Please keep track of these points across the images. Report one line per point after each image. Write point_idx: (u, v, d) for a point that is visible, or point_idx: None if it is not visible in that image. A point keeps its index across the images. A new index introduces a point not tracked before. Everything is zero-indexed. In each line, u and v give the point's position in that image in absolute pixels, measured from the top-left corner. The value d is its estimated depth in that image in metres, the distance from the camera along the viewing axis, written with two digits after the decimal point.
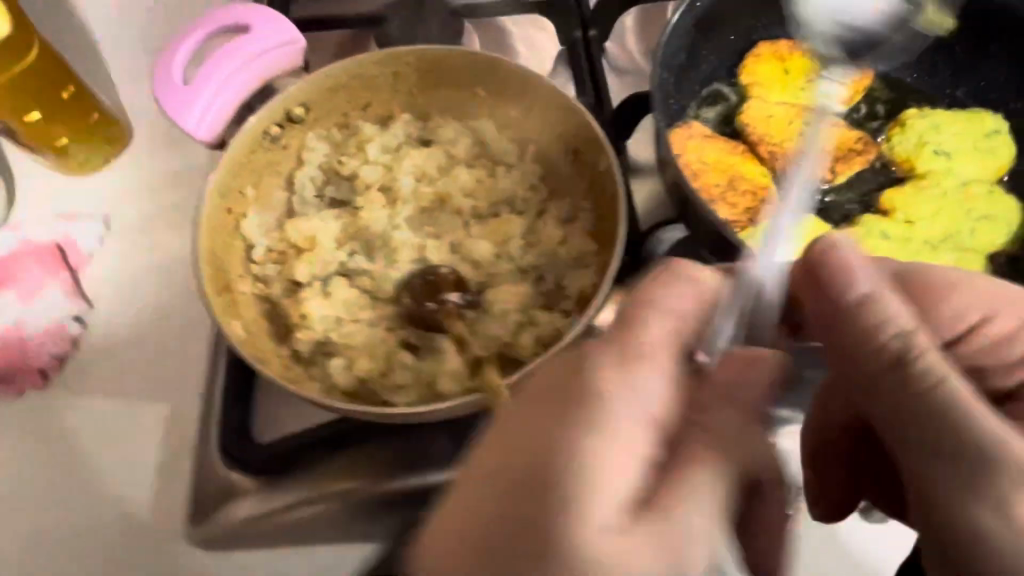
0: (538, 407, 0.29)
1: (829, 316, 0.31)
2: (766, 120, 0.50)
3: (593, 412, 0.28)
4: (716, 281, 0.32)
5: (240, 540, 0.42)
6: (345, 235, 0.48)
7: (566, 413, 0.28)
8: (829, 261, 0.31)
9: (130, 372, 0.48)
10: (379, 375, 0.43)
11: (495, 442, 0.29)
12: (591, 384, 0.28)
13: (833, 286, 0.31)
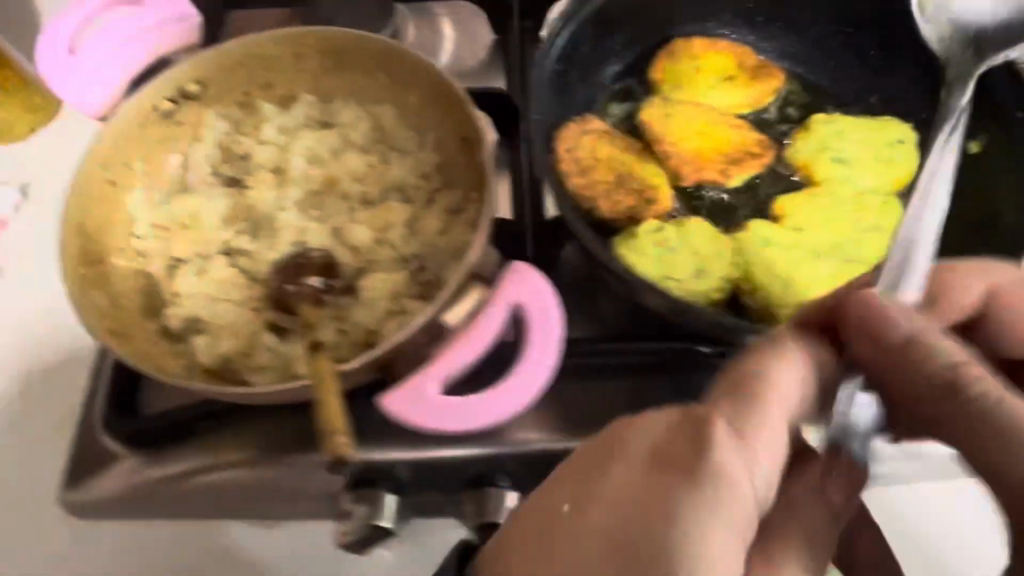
0: (580, 462, 0.33)
1: (777, 425, 0.32)
2: (667, 118, 0.49)
3: (705, 483, 0.31)
4: (804, 378, 0.33)
5: (111, 507, 0.45)
6: (231, 214, 0.48)
7: (647, 473, 0.31)
8: (754, 365, 0.33)
9: (26, 337, 0.50)
10: (241, 355, 0.43)
11: (586, 502, 0.32)
12: (704, 458, 0.31)
13: (787, 384, 0.33)
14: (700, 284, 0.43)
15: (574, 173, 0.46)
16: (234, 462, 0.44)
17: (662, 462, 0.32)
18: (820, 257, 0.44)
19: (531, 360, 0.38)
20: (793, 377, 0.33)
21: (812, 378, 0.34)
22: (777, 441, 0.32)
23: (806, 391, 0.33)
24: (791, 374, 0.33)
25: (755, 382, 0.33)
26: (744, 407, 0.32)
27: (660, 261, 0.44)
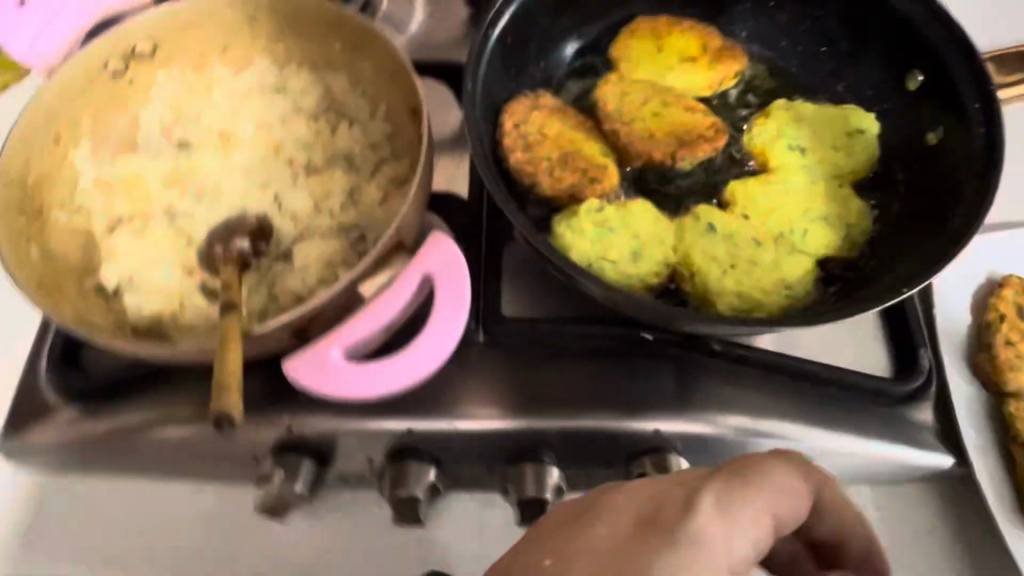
0: (563, 512, 0.35)
1: (760, 515, 0.33)
2: (620, 96, 0.48)
3: (680, 548, 0.32)
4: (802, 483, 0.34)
5: (51, 455, 0.47)
6: (175, 176, 0.48)
7: (623, 534, 0.33)
8: (756, 458, 0.34)
9: None
10: (171, 315, 0.43)
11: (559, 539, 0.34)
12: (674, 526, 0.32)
13: (781, 480, 0.33)
14: (635, 267, 0.42)
15: (516, 148, 0.45)
16: (163, 418, 0.44)
17: (647, 526, 0.33)
18: (762, 246, 0.43)
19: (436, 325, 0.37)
20: (787, 476, 0.34)
21: (806, 487, 0.34)
22: (759, 532, 0.33)
23: (797, 494, 0.34)
24: (787, 472, 0.34)
25: (753, 471, 0.33)
26: (736, 488, 0.33)
27: (596, 242, 0.43)
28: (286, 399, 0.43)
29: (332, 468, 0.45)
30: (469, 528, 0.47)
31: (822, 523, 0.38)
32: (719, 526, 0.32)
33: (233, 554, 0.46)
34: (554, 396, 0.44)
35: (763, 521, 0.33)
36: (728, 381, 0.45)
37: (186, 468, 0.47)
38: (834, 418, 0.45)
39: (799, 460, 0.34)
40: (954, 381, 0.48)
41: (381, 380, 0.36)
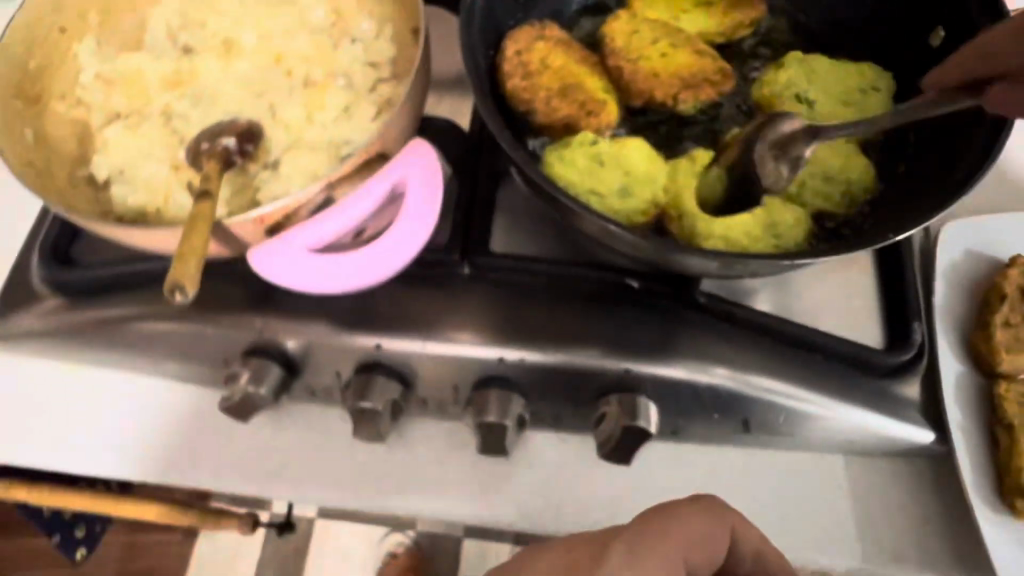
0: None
1: (673, 561, 0.34)
2: (628, 35, 0.47)
3: None
4: (704, 523, 0.36)
5: (36, 340, 0.48)
6: (175, 78, 0.48)
7: None
8: (663, 507, 0.36)
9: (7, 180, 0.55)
10: (154, 210, 0.43)
11: None
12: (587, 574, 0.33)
13: (688, 526, 0.35)
14: (623, 202, 0.41)
15: (515, 75, 0.44)
16: (144, 312, 0.45)
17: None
18: None
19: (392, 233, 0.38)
20: (693, 521, 0.35)
21: (715, 529, 0.36)
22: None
23: (707, 538, 0.35)
24: (694, 518, 0.35)
25: (662, 520, 0.35)
26: (647, 536, 0.34)
27: (586, 174, 0.41)
28: (263, 302, 0.44)
29: (300, 377, 0.45)
30: (436, 457, 0.47)
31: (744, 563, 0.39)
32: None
33: (202, 454, 0.48)
34: (531, 329, 0.43)
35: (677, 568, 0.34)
36: (710, 334, 0.43)
37: (165, 368, 0.48)
38: (821, 381, 0.43)
39: (706, 504, 0.36)
40: (945, 359, 0.45)
41: (329, 278, 0.38)
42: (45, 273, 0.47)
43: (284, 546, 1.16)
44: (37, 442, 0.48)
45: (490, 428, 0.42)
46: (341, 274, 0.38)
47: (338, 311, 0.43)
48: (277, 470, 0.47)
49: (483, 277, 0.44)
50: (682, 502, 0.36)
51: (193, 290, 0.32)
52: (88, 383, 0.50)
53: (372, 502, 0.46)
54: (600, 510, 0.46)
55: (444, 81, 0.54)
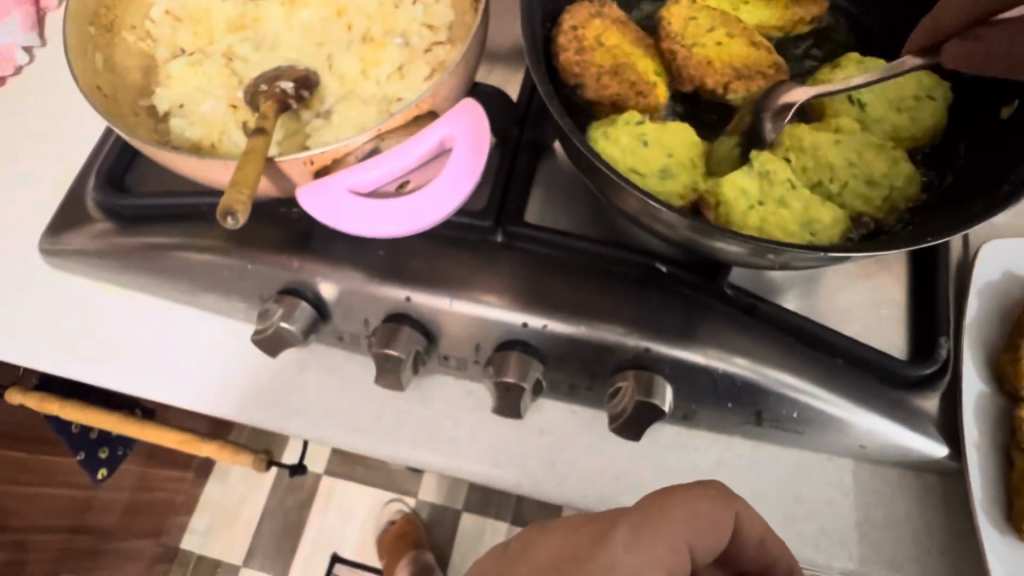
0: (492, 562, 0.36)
1: (676, 542, 0.34)
2: (687, 21, 0.46)
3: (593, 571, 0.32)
4: (707, 509, 0.35)
5: (85, 258, 0.50)
6: (239, 22, 0.49)
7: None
8: (670, 488, 0.36)
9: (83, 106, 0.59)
10: (209, 144, 0.44)
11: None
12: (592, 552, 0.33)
13: (691, 508, 0.35)
14: (662, 184, 0.41)
15: (569, 49, 0.45)
16: (189, 242, 0.47)
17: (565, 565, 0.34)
18: (796, 189, 0.41)
19: (433, 189, 0.38)
20: (697, 504, 0.35)
21: (716, 516, 0.36)
22: (677, 560, 0.33)
23: (713, 521, 0.35)
24: (700, 501, 0.35)
25: (666, 500, 0.35)
26: (649, 520, 0.34)
27: (629, 152, 0.41)
28: (302, 244, 0.45)
29: (330, 321, 0.47)
30: (450, 414, 0.49)
31: (745, 548, 0.38)
32: (634, 552, 0.33)
33: (228, 384, 0.50)
34: (557, 298, 0.43)
35: (679, 550, 0.34)
36: (733, 324, 0.43)
37: (204, 299, 0.50)
38: (842, 383, 0.42)
39: (713, 488, 0.36)
40: (969, 377, 0.45)
41: (367, 225, 0.38)
42: (99, 197, 0.50)
43: (290, 496, 1.19)
44: (75, 355, 0.51)
45: (507, 388, 0.43)
46: (379, 224, 0.38)
47: (372, 260, 0.45)
48: (297, 407, 0.49)
49: (515, 245, 0.45)
50: (683, 488, 0.36)
51: (244, 217, 0.34)
52: (128, 308, 0.52)
53: (386, 449, 0.48)
54: (604, 483, 0.47)
55: (498, 51, 0.55)
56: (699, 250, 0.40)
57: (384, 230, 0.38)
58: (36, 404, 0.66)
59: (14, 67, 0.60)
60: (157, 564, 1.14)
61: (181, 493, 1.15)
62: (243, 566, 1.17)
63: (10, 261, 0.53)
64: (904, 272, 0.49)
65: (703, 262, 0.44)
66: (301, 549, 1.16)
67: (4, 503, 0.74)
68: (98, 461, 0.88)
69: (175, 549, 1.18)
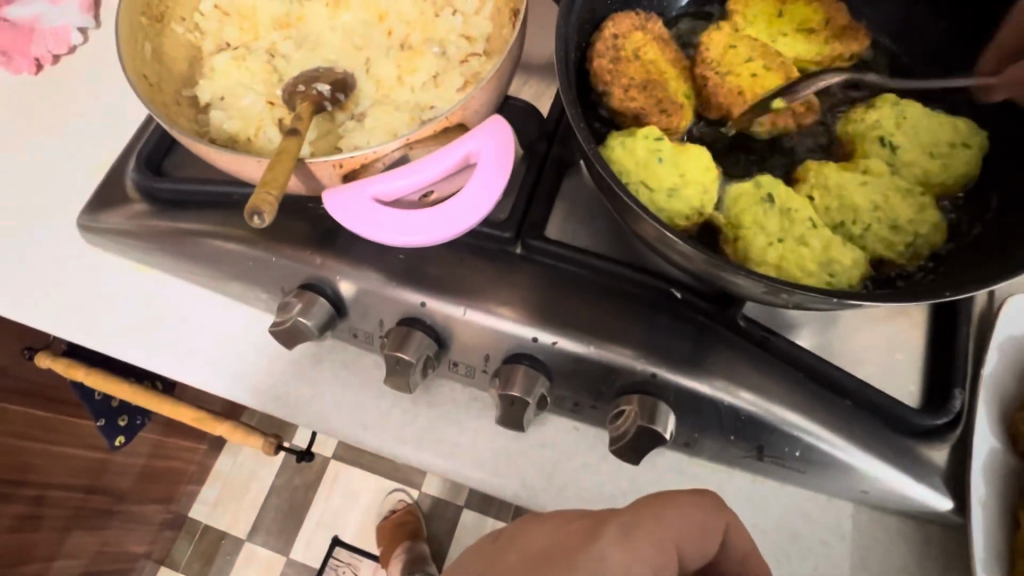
0: (481, 557, 0.38)
1: (667, 542, 0.35)
2: (726, 49, 0.46)
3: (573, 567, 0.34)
4: (700, 515, 0.36)
5: (120, 234, 0.52)
6: (284, 20, 0.51)
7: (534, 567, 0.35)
8: (663, 495, 0.37)
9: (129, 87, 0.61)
10: (245, 139, 0.46)
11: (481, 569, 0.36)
12: (582, 550, 0.34)
13: (682, 514, 0.36)
14: (668, 204, 0.41)
15: (605, 56, 0.45)
16: (220, 230, 0.48)
17: (553, 553, 0.35)
18: (817, 228, 0.41)
19: (458, 202, 0.39)
20: (690, 511, 0.36)
21: (706, 524, 0.37)
22: (667, 560, 0.34)
23: (701, 531, 0.36)
24: (691, 508, 0.36)
25: (658, 506, 0.36)
26: (639, 521, 0.35)
27: (642, 167, 0.41)
28: (326, 242, 0.46)
29: (346, 318, 0.48)
30: (456, 417, 0.50)
31: (727, 560, 0.39)
32: (625, 547, 0.34)
33: (246, 372, 0.52)
34: (569, 315, 0.44)
35: (670, 552, 0.35)
36: (742, 357, 0.43)
37: (229, 285, 0.52)
38: (849, 426, 0.42)
39: (703, 498, 0.37)
40: (982, 432, 0.44)
41: (392, 233, 0.39)
42: (138, 178, 0.52)
43: (298, 477, 1.22)
44: (102, 329, 0.53)
45: (512, 402, 0.44)
46: (405, 234, 0.39)
47: (392, 264, 0.46)
48: (310, 399, 0.51)
49: (533, 258, 0.46)
50: (678, 493, 0.37)
51: (270, 217, 0.35)
52: (156, 288, 0.54)
53: (389, 447, 0.49)
54: (602, 503, 0.47)
55: (533, 65, 0.55)
56: (715, 283, 0.40)
57: (409, 239, 0.39)
58: (64, 370, 0.71)
59: (69, 47, 0.63)
60: (165, 529, 1.18)
61: (193, 463, 1.18)
62: (247, 540, 1.20)
63: (50, 232, 0.56)
64: (925, 320, 0.49)
65: (718, 292, 0.44)
66: (305, 528, 1.19)
67: (26, 460, 0.77)
68: (117, 428, 0.90)
69: (183, 517, 1.21)
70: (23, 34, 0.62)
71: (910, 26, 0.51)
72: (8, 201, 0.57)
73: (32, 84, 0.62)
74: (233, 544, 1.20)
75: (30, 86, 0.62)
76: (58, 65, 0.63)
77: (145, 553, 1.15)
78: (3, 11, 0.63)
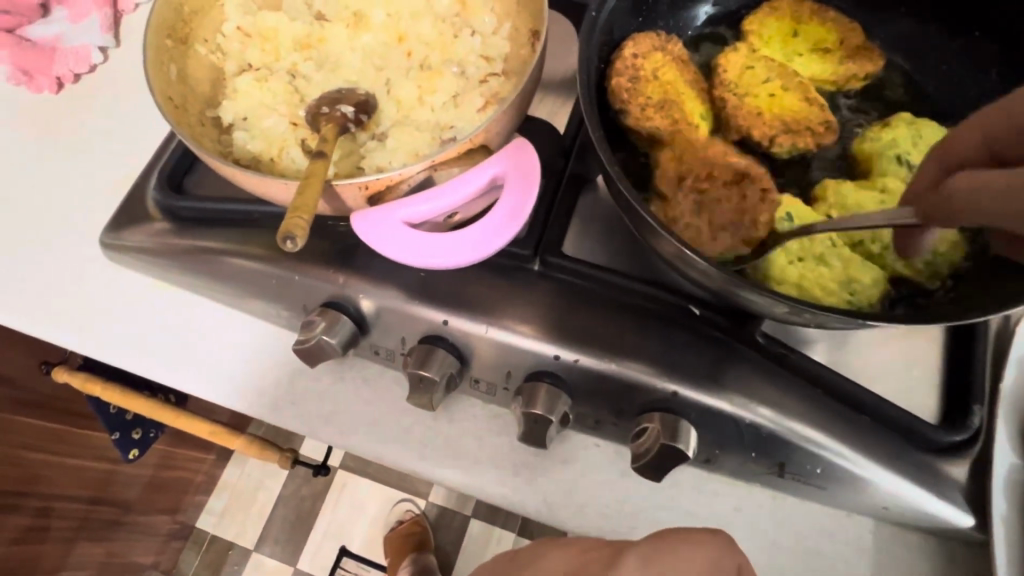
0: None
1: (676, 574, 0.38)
2: (743, 70, 0.47)
3: None
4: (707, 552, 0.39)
5: (140, 251, 0.53)
6: (305, 41, 0.52)
7: None
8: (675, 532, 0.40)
9: (150, 105, 0.62)
10: (268, 159, 0.47)
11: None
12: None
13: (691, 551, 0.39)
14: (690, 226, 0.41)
15: (623, 75, 0.45)
16: (241, 248, 0.49)
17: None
18: (836, 247, 0.42)
19: (484, 227, 0.40)
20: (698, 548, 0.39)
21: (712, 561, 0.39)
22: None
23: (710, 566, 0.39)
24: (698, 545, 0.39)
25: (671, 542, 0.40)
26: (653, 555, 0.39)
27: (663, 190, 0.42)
28: (347, 260, 0.47)
29: (367, 336, 0.49)
30: (475, 433, 0.50)
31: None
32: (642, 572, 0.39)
33: (266, 387, 0.52)
34: (589, 334, 0.44)
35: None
36: (762, 373, 0.43)
37: (249, 303, 0.52)
38: (869, 442, 0.42)
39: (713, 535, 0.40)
40: (1002, 448, 0.44)
41: (418, 255, 0.40)
42: (160, 197, 0.53)
43: (306, 487, 1.22)
44: (121, 346, 0.54)
45: (535, 420, 0.44)
46: (432, 257, 0.40)
47: (413, 282, 0.46)
48: (329, 416, 0.51)
49: (551, 275, 0.46)
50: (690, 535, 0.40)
51: (302, 241, 0.35)
52: (176, 305, 0.55)
53: (408, 463, 0.50)
54: (620, 519, 0.47)
55: (550, 83, 0.56)
56: (733, 301, 0.40)
57: (434, 262, 0.40)
58: (80, 383, 0.72)
59: (90, 65, 0.64)
60: (172, 540, 1.18)
61: (201, 473, 1.18)
62: (255, 551, 1.20)
63: (71, 249, 0.56)
64: (942, 337, 0.49)
65: (735, 309, 0.44)
66: (312, 539, 1.19)
67: (35, 471, 0.77)
68: (132, 441, 0.90)
69: (191, 527, 1.21)
70: (44, 53, 0.62)
71: (923, 44, 0.52)
72: (30, 217, 0.57)
73: (53, 103, 0.63)
74: (242, 554, 1.20)
75: (51, 104, 0.63)
76: (79, 84, 0.64)
77: (152, 564, 1.15)
78: (23, 31, 0.64)
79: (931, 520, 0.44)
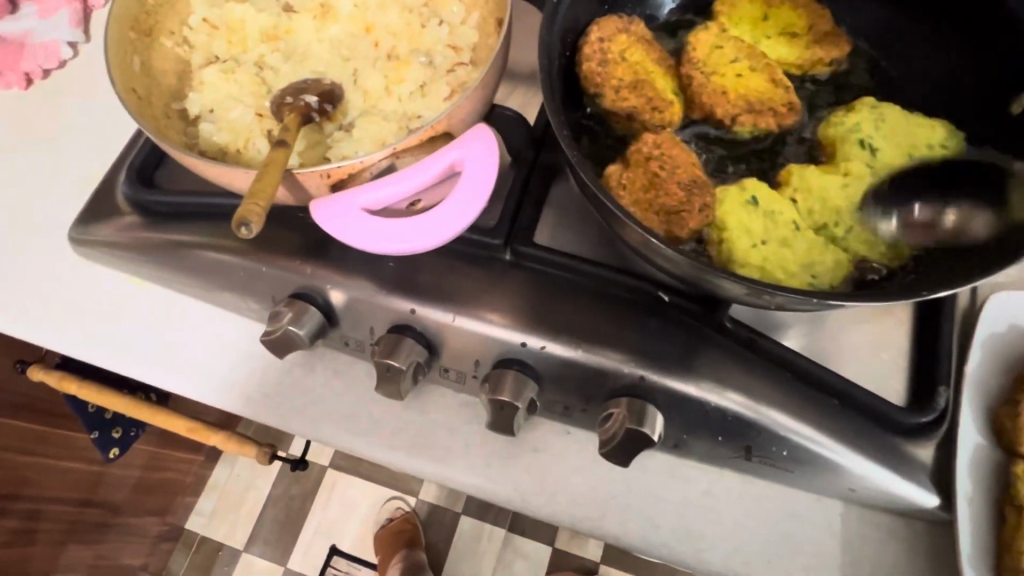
0: None
1: None
2: (713, 49, 0.47)
3: None
4: None
5: (110, 245, 0.53)
6: (272, 32, 0.51)
7: None
8: None
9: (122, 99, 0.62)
10: (235, 150, 0.47)
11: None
12: None
13: None
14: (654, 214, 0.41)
15: (592, 59, 0.45)
16: (210, 240, 0.49)
17: None
18: (800, 230, 0.42)
19: (442, 213, 0.40)
20: None
21: None
22: None
23: None
24: None
25: None
26: None
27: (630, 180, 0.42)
28: (315, 252, 0.47)
29: (337, 327, 0.49)
30: (448, 422, 0.50)
31: None
32: None
33: (240, 381, 0.52)
34: (558, 321, 0.44)
35: None
36: (730, 358, 0.43)
37: (222, 296, 0.52)
38: (836, 426, 0.42)
39: None
40: (966, 428, 0.45)
41: (377, 243, 0.40)
42: (129, 191, 0.52)
43: (295, 486, 1.22)
44: (94, 343, 0.53)
45: (503, 406, 0.44)
46: (391, 244, 0.40)
47: (382, 272, 0.46)
48: (302, 408, 0.51)
49: (522, 265, 0.46)
50: None
51: (258, 227, 0.35)
52: (149, 300, 0.55)
53: (383, 454, 0.50)
54: (594, 505, 0.48)
55: (520, 73, 0.56)
56: (700, 286, 0.40)
57: (393, 249, 0.40)
58: (57, 382, 0.72)
59: (59, 61, 0.63)
60: (161, 542, 1.17)
61: (189, 474, 1.18)
62: (244, 551, 1.19)
63: (43, 246, 0.56)
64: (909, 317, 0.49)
65: (704, 295, 0.44)
66: (302, 538, 1.18)
67: (21, 473, 0.77)
68: (112, 441, 0.91)
69: (179, 529, 1.21)
70: (13, 50, 0.62)
71: (889, 31, 0.52)
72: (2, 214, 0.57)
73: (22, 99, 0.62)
74: (231, 554, 1.20)
75: (20, 100, 0.62)
76: (48, 80, 0.63)
77: (141, 567, 1.15)
78: None
79: (901, 501, 0.44)
